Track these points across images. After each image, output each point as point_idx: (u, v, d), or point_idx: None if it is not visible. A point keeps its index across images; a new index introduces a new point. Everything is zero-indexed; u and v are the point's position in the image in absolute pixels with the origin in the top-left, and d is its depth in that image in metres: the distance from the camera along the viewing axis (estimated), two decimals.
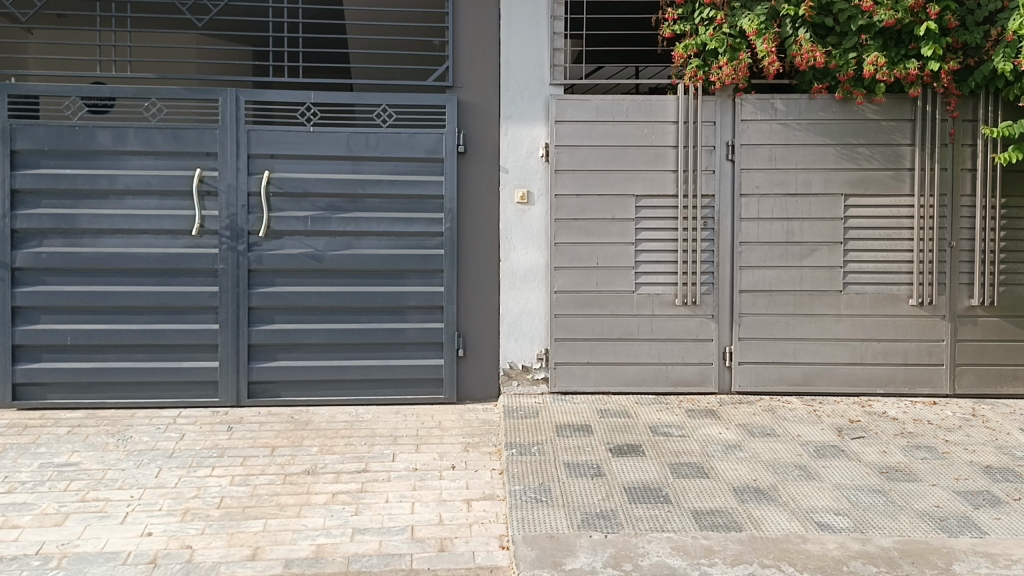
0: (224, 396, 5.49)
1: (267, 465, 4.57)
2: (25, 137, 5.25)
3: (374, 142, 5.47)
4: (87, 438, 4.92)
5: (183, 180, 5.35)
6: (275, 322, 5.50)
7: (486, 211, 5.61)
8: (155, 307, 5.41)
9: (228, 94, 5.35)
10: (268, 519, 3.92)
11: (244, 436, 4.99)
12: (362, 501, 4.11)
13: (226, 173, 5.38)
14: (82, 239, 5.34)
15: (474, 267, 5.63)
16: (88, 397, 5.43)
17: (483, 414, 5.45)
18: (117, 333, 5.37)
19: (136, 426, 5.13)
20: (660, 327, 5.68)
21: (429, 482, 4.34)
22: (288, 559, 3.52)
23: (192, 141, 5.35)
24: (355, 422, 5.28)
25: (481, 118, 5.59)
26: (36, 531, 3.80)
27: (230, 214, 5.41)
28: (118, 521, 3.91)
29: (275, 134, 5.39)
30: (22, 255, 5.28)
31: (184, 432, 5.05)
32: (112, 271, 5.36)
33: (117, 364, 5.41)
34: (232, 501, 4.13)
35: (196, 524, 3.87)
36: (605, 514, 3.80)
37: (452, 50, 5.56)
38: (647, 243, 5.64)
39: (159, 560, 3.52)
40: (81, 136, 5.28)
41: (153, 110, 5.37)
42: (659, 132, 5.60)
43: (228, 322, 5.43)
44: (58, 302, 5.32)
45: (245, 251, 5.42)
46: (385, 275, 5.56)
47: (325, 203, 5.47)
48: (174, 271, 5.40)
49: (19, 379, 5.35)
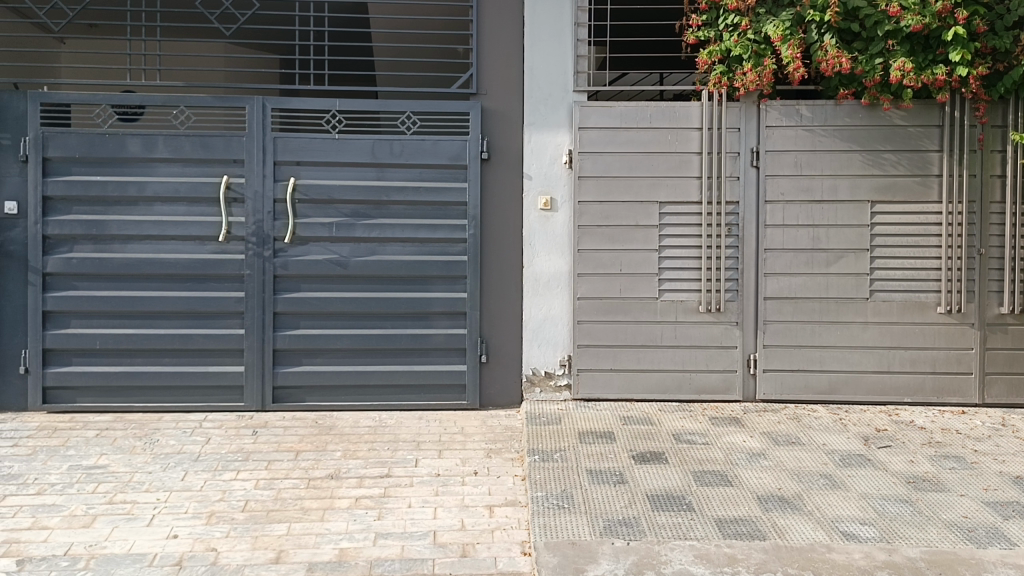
0: (250, 400, 5.53)
1: (291, 469, 4.61)
2: (56, 144, 5.35)
3: (398, 149, 5.51)
4: (115, 442, 4.98)
5: (210, 187, 5.43)
6: (300, 327, 5.55)
7: (509, 218, 5.62)
8: (182, 312, 5.47)
9: (255, 102, 5.41)
10: (292, 523, 3.95)
11: (269, 440, 5.03)
12: (385, 506, 4.13)
13: (253, 180, 5.44)
14: (111, 245, 5.43)
15: (497, 273, 5.64)
16: (117, 400, 5.50)
17: (506, 420, 5.46)
18: (144, 338, 5.44)
19: (163, 430, 5.19)
20: (684, 334, 5.66)
21: (451, 487, 4.35)
22: (312, 563, 3.54)
23: (220, 148, 5.42)
24: (378, 427, 5.31)
25: (505, 124, 5.61)
26: (64, 532, 3.86)
27: (257, 220, 5.46)
28: (145, 523, 3.95)
29: (301, 141, 5.45)
30: (53, 260, 5.37)
31: (210, 436, 5.10)
32: (140, 276, 5.44)
33: (145, 368, 5.48)
34: (257, 505, 4.16)
35: (221, 527, 3.91)
36: (627, 522, 3.79)
37: (475, 58, 5.59)
38: (671, 249, 5.63)
39: (184, 562, 3.57)
40: (111, 144, 5.37)
41: (182, 117, 5.46)
42: (682, 139, 5.59)
43: (254, 327, 5.48)
44: (87, 307, 5.40)
45: (270, 257, 5.47)
46: (408, 281, 5.59)
47: (349, 209, 5.52)
48: (202, 277, 5.47)
49: (49, 383, 5.43)
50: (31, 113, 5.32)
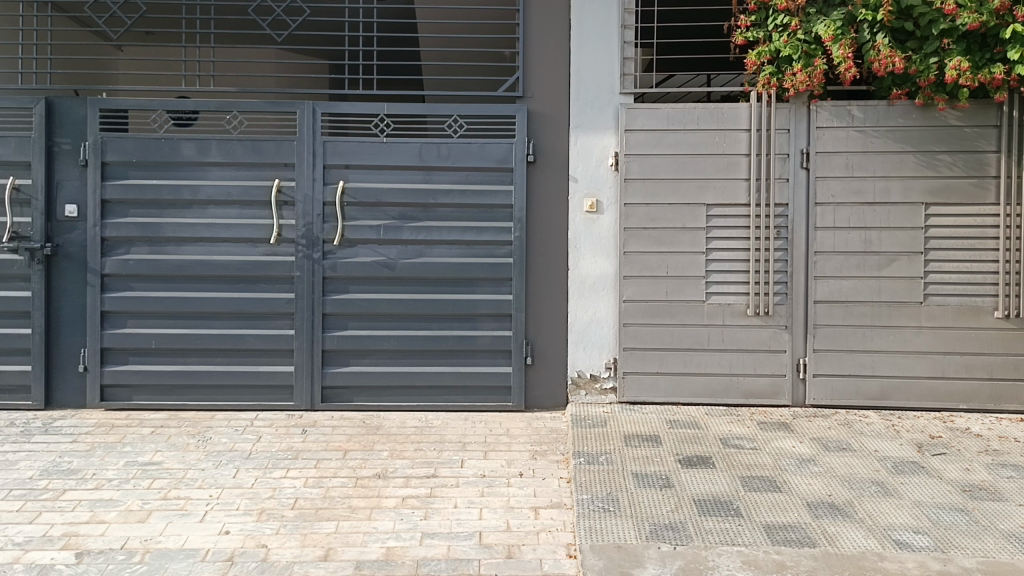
0: (299, 399, 5.62)
1: (339, 468, 4.68)
2: (114, 149, 5.51)
3: (445, 152, 5.56)
4: (170, 439, 5.10)
5: (262, 190, 5.54)
6: (348, 328, 5.62)
7: (555, 220, 5.63)
8: (233, 313, 5.59)
9: (305, 107, 5.51)
10: (340, 521, 4.01)
11: (318, 439, 5.11)
12: (431, 505, 4.17)
13: (303, 183, 5.53)
14: (166, 247, 5.56)
15: (543, 276, 5.65)
16: (171, 399, 5.63)
17: (551, 422, 5.46)
18: (197, 338, 5.57)
19: (215, 428, 5.30)
20: (732, 337, 5.60)
21: (497, 489, 4.37)
22: (360, 561, 3.59)
23: (271, 153, 5.53)
24: (425, 427, 5.35)
25: (551, 127, 5.61)
26: (121, 526, 3.98)
27: (306, 223, 5.55)
28: (198, 518, 4.05)
29: (349, 145, 5.53)
30: (111, 262, 5.53)
31: (261, 434, 5.20)
32: (193, 278, 5.57)
33: (198, 367, 5.60)
34: (306, 503, 4.23)
35: (272, 524, 3.98)
36: (673, 526, 3.77)
37: (522, 61, 5.61)
38: (718, 252, 5.58)
39: (236, 558, 3.65)
40: (166, 148, 5.51)
41: (235, 122, 5.58)
42: (730, 140, 5.53)
43: (303, 328, 5.57)
44: (143, 307, 5.54)
45: (320, 259, 5.55)
46: (455, 283, 5.63)
47: (397, 212, 5.58)
48: (253, 278, 5.58)
49: (107, 381, 5.58)
50: (90, 119, 5.49)
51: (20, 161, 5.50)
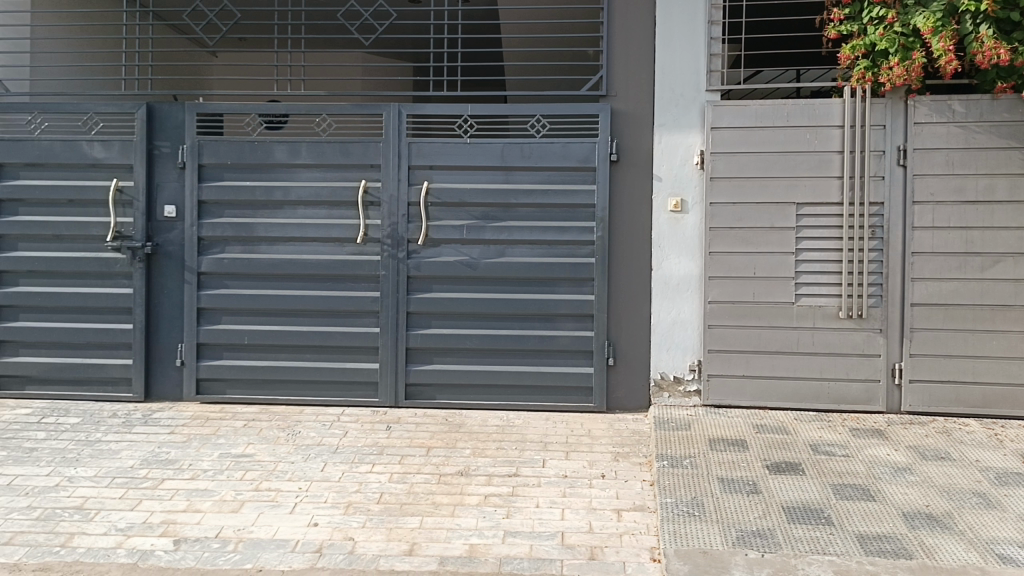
0: (384, 396, 5.72)
1: (423, 464, 4.74)
2: (210, 152, 5.72)
3: (528, 152, 5.57)
4: (261, 432, 5.27)
5: (349, 191, 5.66)
6: (432, 327, 5.69)
7: (639, 220, 5.58)
8: (321, 311, 5.73)
9: (391, 109, 5.60)
10: (424, 517, 4.07)
11: (402, 436, 5.19)
12: (514, 504, 4.18)
13: (389, 184, 5.63)
14: (258, 246, 5.74)
15: (626, 276, 5.60)
16: (262, 393, 5.80)
17: (634, 424, 5.41)
18: (287, 334, 5.73)
19: (304, 422, 5.44)
20: (822, 340, 5.44)
21: (579, 489, 4.35)
22: (443, 557, 3.63)
23: (358, 154, 5.64)
24: (506, 426, 5.38)
25: (635, 125, 5.56)
26: (216, 516, 4.15)
27: (392, 223, 5.65)
28: (288, 510, 4.18)
29: (434, 146, 5.60)
30: (207, 260, 5.74)
31: (347, 430, 5.31)
32: (284, 276, 5.73)
33: (287, 363, 5.76)
34: (391, 497, 4.31)
35: (358, 518, 4.07)
36: (761, 533, 3.68)
37: (605, 59, 5.57)
38: (809, 252, 5.42)
39: (324, 549, 3.76)
40: (259, 150, 5.69)
41: (324, 125, 5.75)
42: (822, 137, 5.37)
43: (388, 326, 5.66)
44: (236, 304, 5.73)
45: (404, 258, 5.64)
46: (536, 282, 5.64)
47: (480, 212, 5.62)
48: (340, 277, 5.71)
49: (203, 375, 5.79)
50: (188, 123, 5.72)
51: (123, 164, 5.77)
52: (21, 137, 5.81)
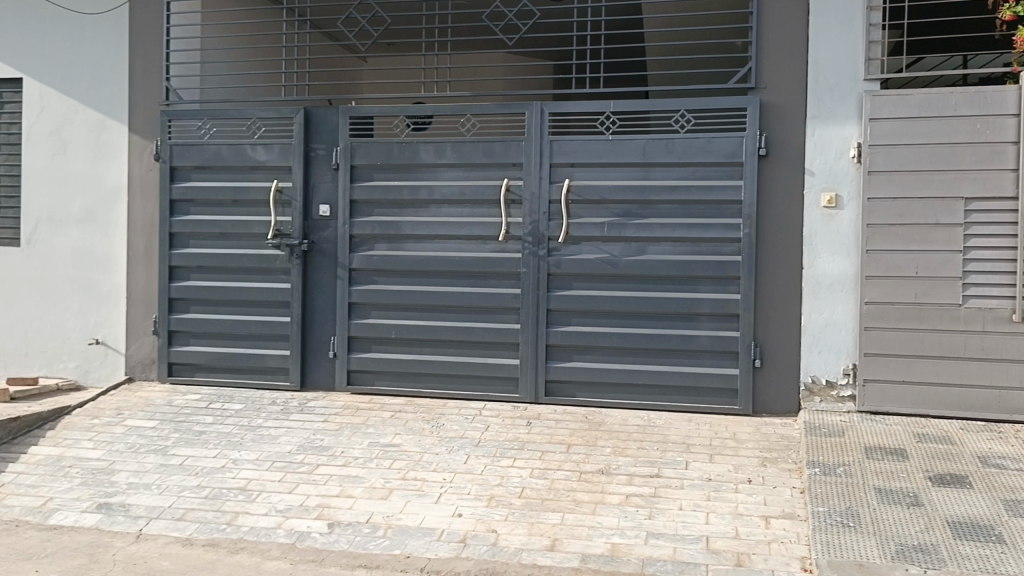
0: (524, 392, 5.78)
1: (564, 461, 4.75)
2: (362, 153, 5.98)
3: (671, 148, 5.47)
4: (407, 423, 5.44)
5: (492, 189, 5.76)
6: (572, 324, 5.70)
7: (790, 217, 5.37)
8: (465, 307, 5.86)
9: (533, 107, 5.67)
10: (565, 513, 4.09)
11: (543, 432, 5.23)
12: (656, 505, 4.13)
13: (531, 182, 5.69)
14: (405, 244, 5.94)
15: (775, 275, 5.42)
16: (409, 385, 5.99)
17: (781, 429, 5.21)
18: (432, 329, 5.90)
19: (448, 415, 5.58)
20: (992, 345, 5.07)
21: (724, 494, 4.24)
22: (585, 554, 3.68)
23: (500, 153, 5.73)
24: (647, 426, 5.31)
25: (785, 118, 5.36)
26: (367, 502, 4.35)
27: (533, 221, 5.70)
28: (433, 500, 4.32)
29: (575, 144, 5.61)
30: (358, 257, 6.00)
31: (489, 424, 5.41)
32: (429, 272, 5.90)
33: (432, 357, 5.93)
34: (532, 492, 4.35)
35: (500, 511, 4.15)
36: (923, 548, 3.48)
37: (755, 51, 5.40)
38: (978, 250, 5.07)
39: (468, 540, 3.90)
40: (406, 151, 5.89)
41: (469, 125, 5.87)
42: (995, 127, 5.01)
43: (529, 323, 5.73)
44: (384, 300, 5.96)
45: (545, 256, 5.68)
46: (679, 281, 5.53)
47: (621, 209, 5.58)
48: (483, 274, 5.82)
49: (353, 366, 6.05)
50: (342, 126, 5.99)
51: (283, 166, 6.12)
52: (193, 142, 6.28)
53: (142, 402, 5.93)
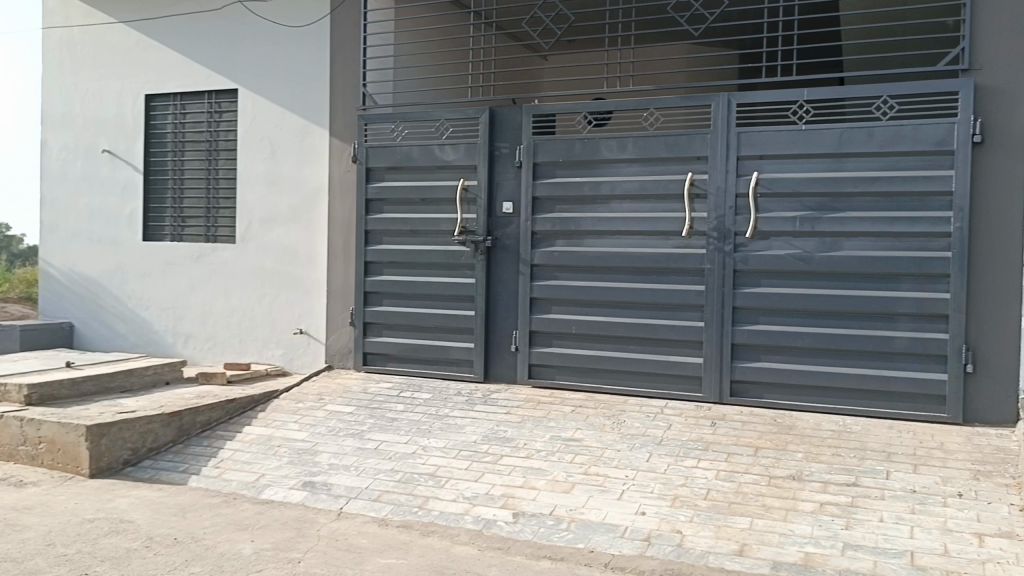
0: (708, 392, 5.62)
1: (751, 465, 4.60)
2: (544, 150, 6.06)
3: (870, 137, 5.15)
4: (588, 419, 5.45)
5: (676, 184, 5.66)
6: (759, 323, 5.49)
7: (1009, 209, 4.91)
8: (646, 304, 5.78)
9: (720, 99, 5.53)
10: (754, 518, 3.98)
11: (728, 433, 5.07)
12: (853, 516, 3.92)
13: (716, 176, 5.54)
14: (586, 240, 5.96)
15: (990, 272, 4.97)
16: (589, 381, 5.99)
17: (997, 441, 4.77)
18: (613, 326, 5.87)
19: (629, 412, 5.53)
20: None
21: (931, 508, 3.95)
22: (776, 562, 3.59)
23: (684, 147, 5.63)
24: (842, 432, 5.02)
25: (1004, 101, 4.93)
26: (550, 495, 4.43)
27: (719, 216, 5.55)
28: (616, 496, 4.33)
29: (764, 135, 5.41)
30: (540, 253, 6.09)
31: (672, 423, 5.32)
32: (610, 268, 5.89)
33: (612, 353, 5.90)
34: (719, 495, 4.25)
35: (685, 511, 4.10)
36: None
37: (967, 30, 5.00)
38: None
39: (653, 539, 3.90)
40: (588, 147, 5.91)
41: (651, 119, 5.79)
42: None
43: (713, 321, 5.57)
44: (566, 295, 6.00)
45: (731, 252, 5.51)
46: (878, 278, 5.19)
47: (814, 203, 5.31)
48: (666, 270, 5.73)
49: (534, 360, 6.14)
50: (525, 124, 6.11)
51: (469, 165, 6.32)
52: (386, 143, 6.61)
53: (340, 389, 6.34)
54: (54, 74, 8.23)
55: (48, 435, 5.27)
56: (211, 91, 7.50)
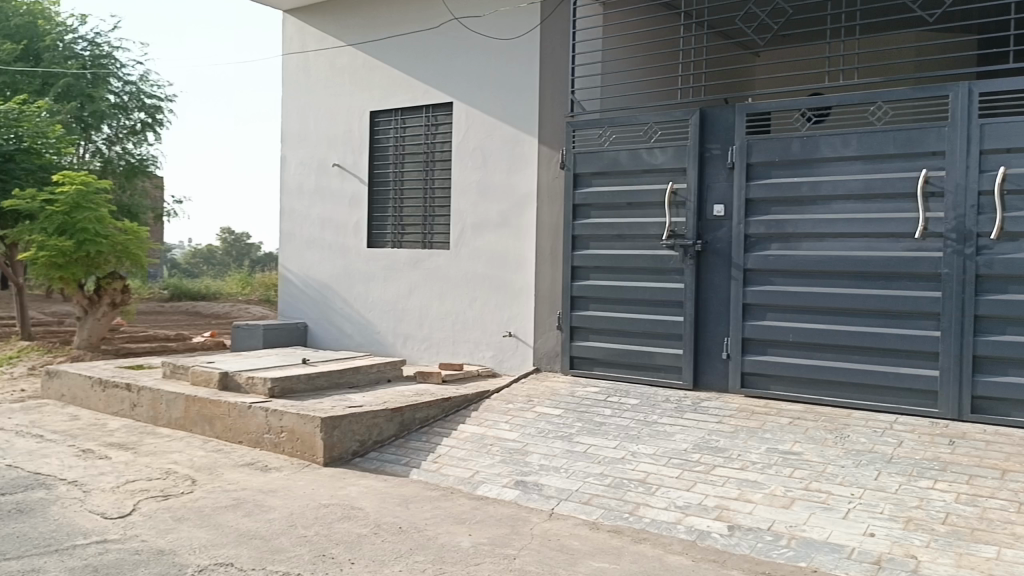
0: (945, 408, 5.14)
1: (998, 489, 4.16)
2: (759, 151, 5.84)
3: None
4: (807, 431, 5.17)
5: (907, 182, 5.25)
6: (1007, 334, 4.96)
7: None
8: (872, 311, 5.40)
9: (959, 89, 5.08)
10: (1003, 548, 3.62)
11: (969, 453, 4.62)
12: None
13: (955, 172, 5.08)
14: (804, 243, 5.68)
15: None
16: (807, 392, 5.67)
17: None
18: (834, 334, 5.54)
19: (853, 426, 5.18)
20: None
21: None
22: None
23: (917, 142, 5.21)
24: None
25: None
26: (767, 509, 4.26)
27: (958, 215, 5.08)
28: (841, 515, 4.08)
29: (1013, 126, 4.89)
30: (754, 257, 5.87)
31: (902, 439, 4.92)
32: (831, 273, 5.56)
33: (834, 363, 5.55)
34: (960, 520, 3.89)
35: (921, 536, 3.80)
36: None
37: None
38: None
39: (883, 563, 3.64)
40: (806, 145, 5.64)
41: (878, 113, 5.43)
42: None
43: (951, 331, 5.10)
44: (782, 301, 5.74)
45: (973, 255, 5.02)
46: None
47: None
48: (895, 275, 5.32)
49: (748, 369, 5.91)
50: (738, 124, 5.93)
51: (678, 168, 6.22)
52: (594, 149, 6.65)
53: (549, 391, 6.46)
54: (293, 96, 9.07)
55: (289, 425, 5.78)
56: (428, 106, 7.93)
